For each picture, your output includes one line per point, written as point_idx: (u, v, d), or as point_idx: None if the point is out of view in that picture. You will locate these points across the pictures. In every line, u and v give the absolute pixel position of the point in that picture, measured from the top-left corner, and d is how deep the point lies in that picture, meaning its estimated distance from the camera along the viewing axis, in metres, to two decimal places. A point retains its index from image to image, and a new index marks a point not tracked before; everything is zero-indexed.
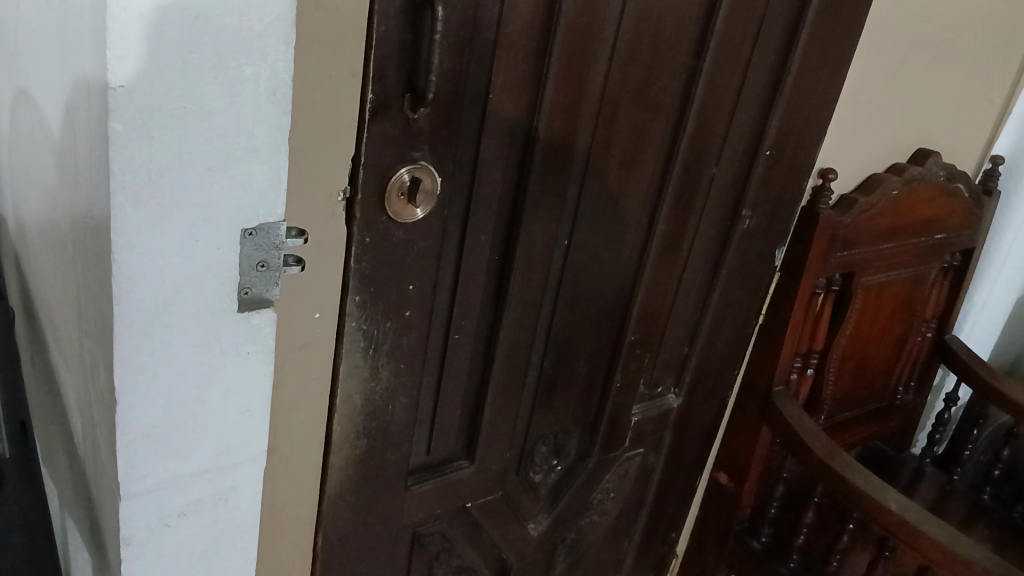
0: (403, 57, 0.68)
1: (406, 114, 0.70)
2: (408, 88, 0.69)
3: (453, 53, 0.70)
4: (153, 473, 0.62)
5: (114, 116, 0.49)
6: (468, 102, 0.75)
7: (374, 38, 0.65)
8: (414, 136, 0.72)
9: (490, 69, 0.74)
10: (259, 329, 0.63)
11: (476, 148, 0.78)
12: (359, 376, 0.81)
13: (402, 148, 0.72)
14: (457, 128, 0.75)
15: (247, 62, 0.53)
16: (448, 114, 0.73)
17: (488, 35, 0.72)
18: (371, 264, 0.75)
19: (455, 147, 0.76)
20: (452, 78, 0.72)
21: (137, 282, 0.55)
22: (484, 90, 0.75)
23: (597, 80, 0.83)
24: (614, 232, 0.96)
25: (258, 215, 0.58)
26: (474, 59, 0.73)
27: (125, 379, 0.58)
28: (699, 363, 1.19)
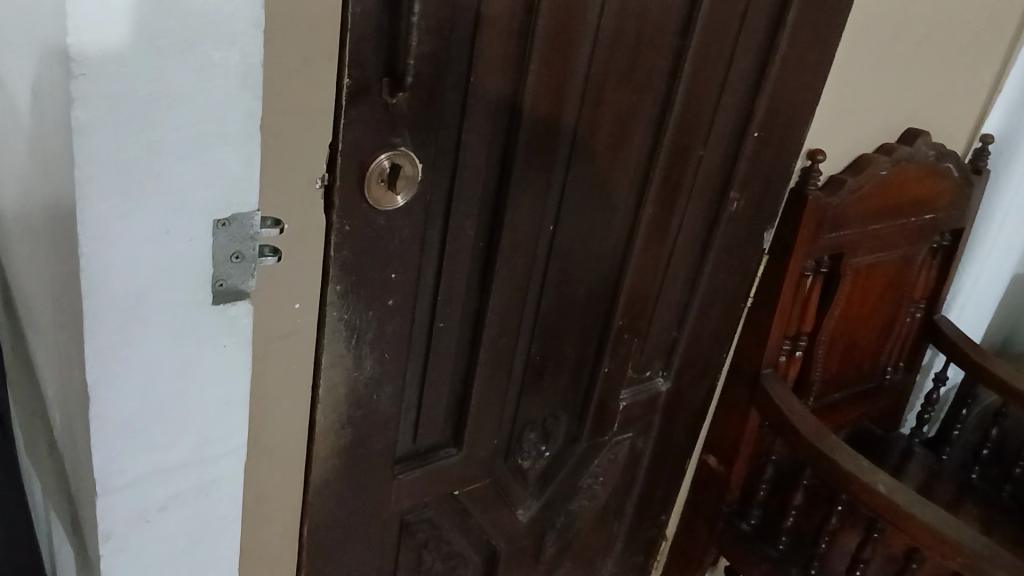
0: (381, 40, 0.66)
1: (385, 99, 0.69)
2: (387, 72, 0.68)
3: (433, 35, 0.68)
4: (132, 469, 0.61)
5: (78, 104, 0.47)
6: (449, 86, 0.73)
7: (349, 20, 0.64)
8: (394, 121, 0.70)
9: (472, 52, 0.72)
10: (236, 321, 0.61)
11: (458, 133, 0.76)
12: (343, 366, 0.79)
13: (382, 134, 0.70)
14: (438, 112, 0.73)
15: (216, 47, 0.51)
16: (429, 98, 0.72)
17: (467, 16, 0.70)
18: (353, 253, 0.74)
19: (437, 132, 0.75)
20: (432, 61, 0.70)
21: (107, 275, 0.53)
22: (465, 73, 0.73)
23: (582, 62, 0.82)
24: (602, 215, 0.95)
25: (232, 204, 0.57)
26: (455, 41, 0.71)
27: (98, 375, 0.56)
28: (689, 348, 1.18)
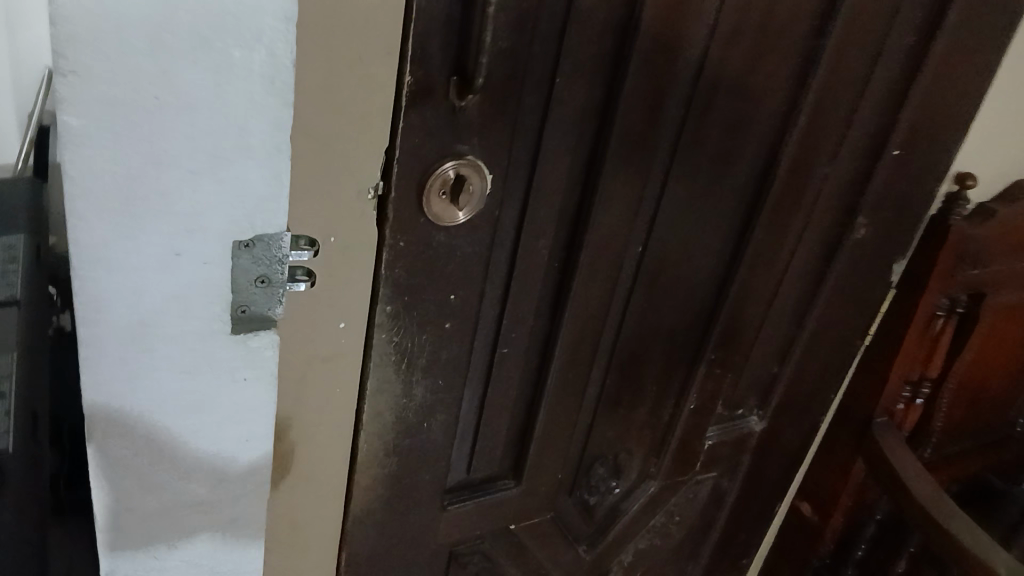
0: (449, 34, 0.56)
1: (452, 102, 0.59)
2: (455, 71, 0.58)
3: (512, 30, 0.58)
4: (138, 508, 0.55)
5: (68, 107, 0.40)
6: (528, 88, 0.62)
7: (412, 11, 0.54)
8: (462, 126, 0.61)
9: (558, 48, 0.62)
10: (259, 354, 0.54)
11: (537, 140, 0.66)
12: (391, 393, 0.71)
13: (446, 141, 0.61)
14: (514, 117, 0.63)
15: (236, 43, 0.42)
16: (505, 101, 0.62)
17: (555, 6, 0.59)
18: (406, 271, 0.65)
19: (512, 140, 0.64)
20: (510, 58, 0.59)
21: (107, 301, 0.46)
22: (549, 72, 0.63)
23: (690, 61, 0.70)
24: (700, 236, 0.83)
25: (256, 225, 0.49)
26: (539, 36, 0.60)
27: (97, 407, 0.50)
28: (791, 386, 1.05)
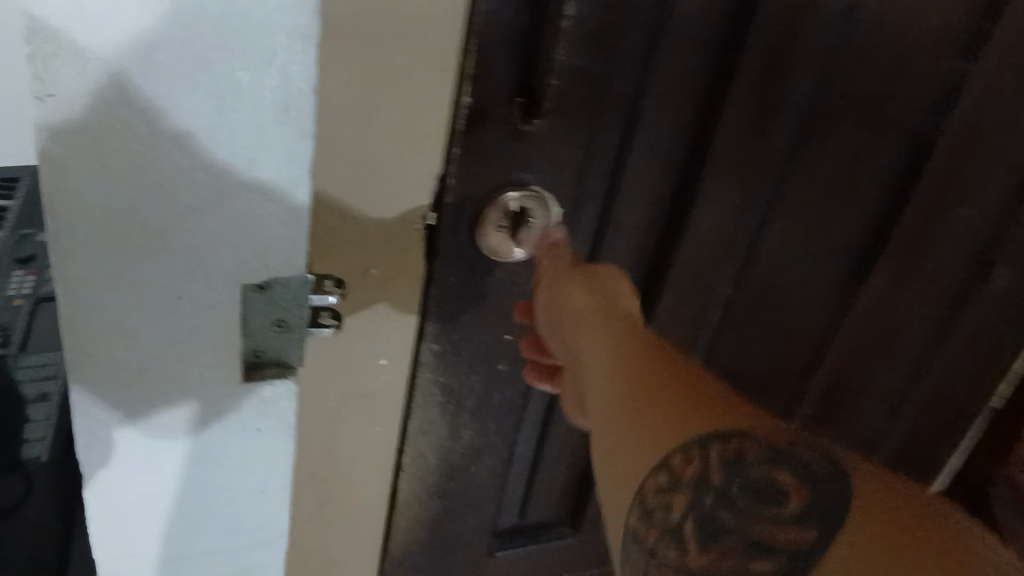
0: (516, 50, 0.50)
1: (516, 125, 0.53)
2: (521, 90, 0.52)
3: (590, 44, 0.51)
4: (141, 554, 0.51)
5: (47, 134, 0.35)
6: (607, 111, 0.56)
7: (473, 24, 0.47)
8: (527, 153, 0.54)
9: (647, 64, 0.55)
10: (274, 403, 0.48)
11: (618, 167, 0.60)
12: (434, 434, 0.66)
13: (508, 168, 0.55)
14: (591, 144, 0.57)
15: (242, 65, 0.36)
16: (578, 125, 0.55)
17: (645, 20, 0.53)
18: (456, 306, 0.60)
19: (589, 168, 0.58)
20: (588, 77, 0.53)
21: (101, 346, 0.42)
22: (635, 92, 0.56)
23: (808, 86, 0.60)
24: (807, 283, 0.73)
25: (268, 266, 0.43)
26: (623, 52, 0.53)
27: (92, 453, 0.45)
28: (917, 472, 0.87)
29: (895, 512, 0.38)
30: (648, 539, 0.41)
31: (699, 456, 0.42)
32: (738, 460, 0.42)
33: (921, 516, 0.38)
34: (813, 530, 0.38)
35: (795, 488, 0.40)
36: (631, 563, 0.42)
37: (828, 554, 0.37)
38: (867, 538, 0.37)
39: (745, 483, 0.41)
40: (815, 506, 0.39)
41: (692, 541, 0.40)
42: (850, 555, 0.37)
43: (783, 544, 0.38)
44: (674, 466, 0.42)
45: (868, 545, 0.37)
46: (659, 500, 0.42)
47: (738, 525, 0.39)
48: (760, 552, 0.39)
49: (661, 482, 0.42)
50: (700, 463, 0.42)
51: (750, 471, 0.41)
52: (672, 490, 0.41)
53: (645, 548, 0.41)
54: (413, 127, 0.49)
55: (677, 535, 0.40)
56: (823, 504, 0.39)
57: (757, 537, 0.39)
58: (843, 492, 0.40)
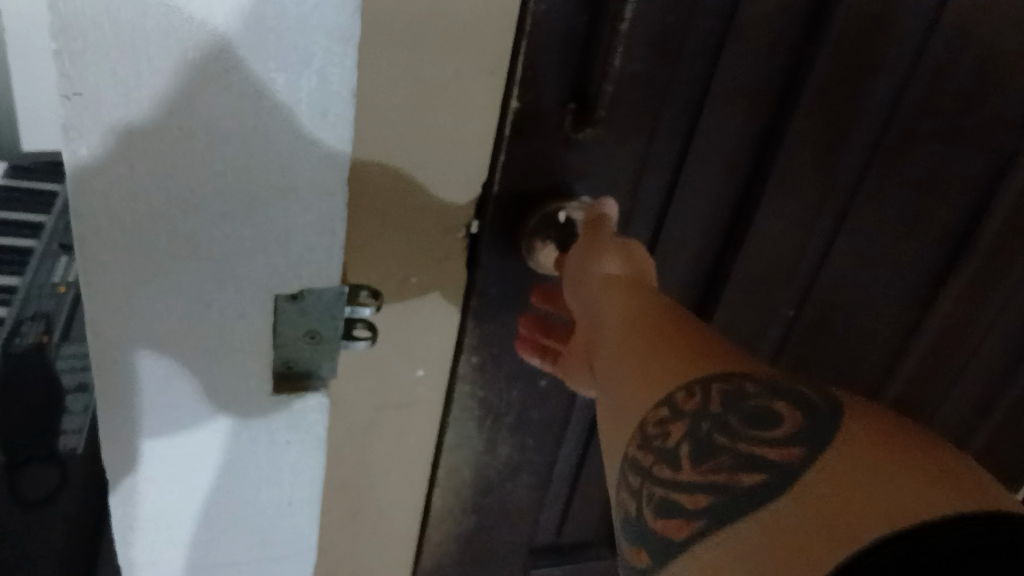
0: (571, 52, 0.47)
1: (567, 132, 0.50)
2: (573, 96, 0.49)
3: (649, 48, 0.48)
4: (166, 564, 0.49)
5: (74, 135, 0.33)
6: (665, 120, 0.53)
7: (526, 25, 0.44)
8: (577, 161, 0.52)
9: (708, 72, 0.52)
10: (303, 417, 0.47)
11: (673, 179, 0.57)
12: (471, 448, 0.64)
13: (557, 177, 0.52)
14: (645, 152, 0.54)
15: (278, 65, 0.33)
16: (632, 132, 0.52)
17: (708, 25, 0.50)
18: (497, 319, 0.57)
19: (642, 177, 0.55)
20: (646, 83, 0.50)
21: (128, 356, 0.40)
22: (696, 100, 0.53)
23: (884, 98, 0.57)
24: (867, 302, 0.70)
25: (301, 277, 0.41)
26: (684, 57, 0.50)
27: (116, 462, 0.44)
28: None
29: (896, 435, 0.33)
30: (643, 471, 0.37)
31: (701, 390, 0.38)
32: (738, 391, 0.37)
33: (925, 447, 0.33)
34: (801, 448, 0.33)
35: (791, 412, 0.35)
36: (623, 504, 0.38)
37: (818, 468, 0.32)
38: (856, 446, 0.32)
39: (741, 409, 0.36)
40: (809, 428, 0.34)
41: (682, 464, 0.36)
42: (835, 466, 0.32)
43: (769, 459, 0.33)
44: (675, 400, 0.38)
45: (857, 455, 0.32)
46: (658, 431, 0.38)
47: (727, 444, 0.35)
48: (745, 468, 0.34)
49: (662, 414, 0.38)
50: (700, 395, 0.38)
51: (747, 398, 0.36)
52: (670, 420, 0.38)
53: (639, 482, 0.37)
54: (460, 132, 0.47)
55: (668, 459, 0.36)
56: (817, 426, 0.34)
57: (744, 454, 0.34)
58: (842, 418, 0.34)
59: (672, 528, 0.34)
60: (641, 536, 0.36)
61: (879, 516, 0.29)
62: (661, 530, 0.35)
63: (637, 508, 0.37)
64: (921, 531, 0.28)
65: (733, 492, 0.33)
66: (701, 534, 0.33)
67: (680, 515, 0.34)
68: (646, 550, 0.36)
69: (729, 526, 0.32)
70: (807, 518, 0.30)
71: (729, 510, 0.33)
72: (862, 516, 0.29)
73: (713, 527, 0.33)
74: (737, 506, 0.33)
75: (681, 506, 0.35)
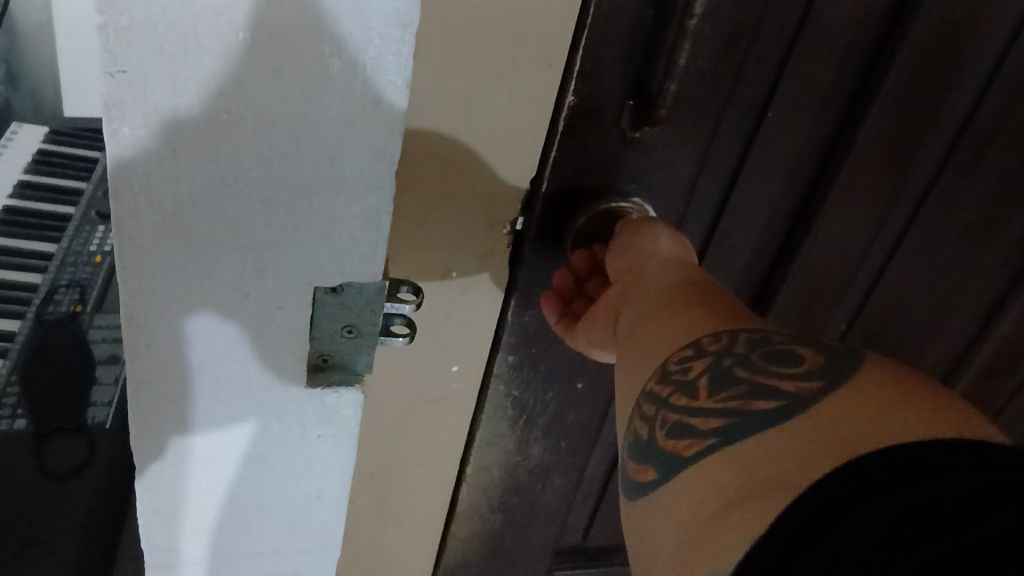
0: (635, 47, 0.44)
1: (623, 129, 0.48)
2: (633, 93, 0.47)
3: (718, 44, 0.46)
4: (189, 550, 0.49)
5: (117, 114, 0.31)
6: (726, 121, 0.50)
7: (588, 15, 0.42)
8: (633, 160, 0.50)
9: (776, 72, 0.49)
10: (336, 411, 0.45)
11: (729, 182, 0.54)
12: (502, 447, 0.62)
13: (612, 176, 0.50)
14: (704, 153, 0.51)
15: (331, 49, 0.32)
16: (691, 131, 0.50)
17: (780, 22, 0.47)
18: (538, 319, 0.55)
19: (699, 179, 0.53)
20: (710, 81, 0.48)
21: (161, 340, 0.39)
22: (761, 102, 0.51)
23: (958, 109, 0.54)
24: (922, 319, 0.67)
25: (343, 271, 0.39)
26: (751, 56, 0.48)
27: (145, 447, 0.43)
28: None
29: (907, 381, 0.32)
30: (660, 400, 0.36)
31: (728, 334, 0.37)
32: (764, 339, 0.36)
33: (940, 393, 0.32)
34: (818, 382, 0.33)
35: (811, 354, 0.35)
36: (637, 429, 0.37)
37: (831, 397, 0.32)
38: (867, 387, 0.32)
39: (765, 351, 0.35)
40: (829, 367, 0.34)
41: (700, 392, 0.35)
42: (846, 395, 0.31)
43: (786, 390, 0.33)
44: (700, 343, 0.38)
45: (873, 390, 0.31)
46: (679, 365, 0.37)
47: (746, 375, 0.34)
48: (761, 395, 0.33)
49: (685, 353, 0.38)
50: (726, 340, 0.37)
51: (772, 343, 0.36)
52: (692, 357, 0.37)
53: (654, 409, 0.36)
54: (512, 123, 0.45)
55: (686, 389, 0.36)
56: (838, 366, 0.33)
57: (761, 384, 0.33)
58: (862, 361, 0.34)
59: (682, 446, 0.34)
60: (649, 455, 0.35)
61: (868, 440, 0.28)
62: (671, 448, 0.34)
63: (648, 432, 0.36)
64: (908, 447, 0.27)
65: (745, 414, 0.32)
66: (710, 448, 0.32)
67: (693, 434, 0.34)
68: (653, 465, 0.35)
69: (736, 442, 0.32)
70: (790, 442, 0.30)
71: (740, 428, 0.32)
72: (861, 438, 0.29)
73: (721, 444, 0.32)
74: (749, 426, 0.32)
75: (694, 427, 0.34)
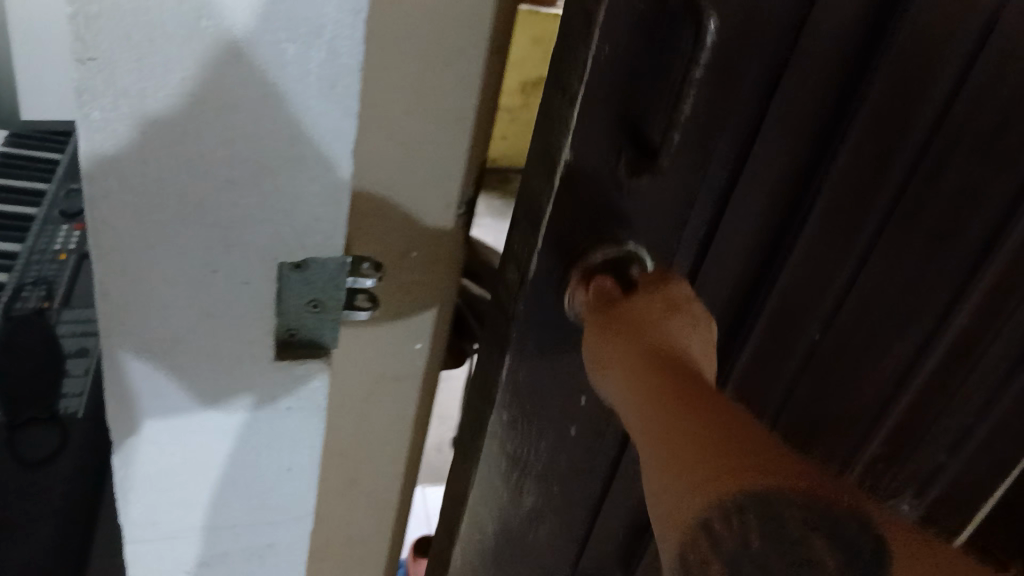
0: (632, 90, 0.47)
1: (621, 175, 0.50)
2: (631, 141, 0.49)
3: (712, 89, 0.49)
4: (166, 522, 0.51)
5: (89, 98, 0.33)
6: (715, 160, 0.53)
7: (587, 65, 0.46)
8: (628, 206, 0.52)
9: (763, 106, 0.51)
10: (304, 384, 0.48)
11: (716, 213, 0.56)
12: (497, 496, 0.67)
13: (604, 219, 0.51)
14: (693, 194, 0.54)
15: (289, 35, 0.34)
16: (683, 175, 0.52)
17: (768, 56, 0.49)
18: (531, 375, 0.59)
19: (687, 220, 0.55)
20: (702, 123, 0.50)
21: (132, 317, 0.41)
22: (749, 139, 0.53)
23: (929, 115, 0.54)
24: (891, 328, 0.67)
25: (306, 246, 0.41)
26: (741, 95, 0.50)
27: (121, 422, 0.45)
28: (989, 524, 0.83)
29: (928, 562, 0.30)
30: None
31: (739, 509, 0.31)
32: (779, 517, 0.31)
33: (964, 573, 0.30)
34: None
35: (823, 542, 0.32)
36: None
37: None
38: None
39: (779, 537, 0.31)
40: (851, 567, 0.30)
41: None
42: None
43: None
44: (713, 521, 0.31)
45: None
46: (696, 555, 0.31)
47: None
48: None
49: (698, 537, 0.31)
50: (741, 521, 0.31)
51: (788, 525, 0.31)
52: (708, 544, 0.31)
53: None
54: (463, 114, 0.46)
55: None
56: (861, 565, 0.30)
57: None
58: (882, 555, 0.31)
59: None
60: None
61: None
62: None
63: None
64: None
65: None
66: None
67: None
68: None
69: None
70: None
71: None
72: None
73: None
74: None
75: None
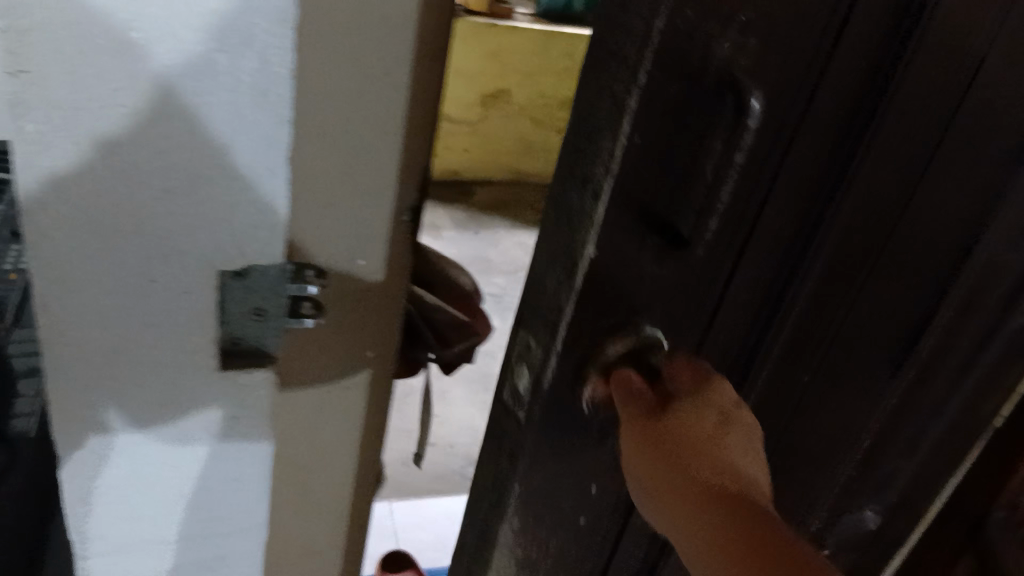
0: (660, 169, 0.41)
1: (638, 254, 0.44)
2: (656, 224, 0.43)
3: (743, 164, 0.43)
4: (114, 537, 0.51)
5: (22, 110, 0.34)
6: (731, 232, 0.47)
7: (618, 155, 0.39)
8: (641, 286, 0.45)
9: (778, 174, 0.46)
10: (250, 393, 0.48)
11: (724, 290, 0.50)
12: None
13: (624, 304, 0.46)
14: (712, 269, 0.48)
15: (218, 46, 0.35)
16: (708, 251, 0.46)
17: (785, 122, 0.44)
18: (544, 483, 0.52)
19: (697, 299, 0.49)
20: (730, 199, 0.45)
21: (72, 326, 0.41)
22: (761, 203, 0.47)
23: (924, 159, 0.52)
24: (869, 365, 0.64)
25: (246, 254, 0.42)
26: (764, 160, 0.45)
27: (66, 437, 0.46)
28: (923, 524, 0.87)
29: None
30: None
31: None
32: None
33: None
34: None
35: None
36: None
37: None
38: None
39: None
40: None
41: None
42: None
43: None
44: None
45: None
46: None
47: None
48: None
49: None
50: None
51: None
52: None
53: None
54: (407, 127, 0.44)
55: None
56: None
57: None
58: None
59: None
60: None
61: None
62: None
63: None
64: None
65: None
66: None
67: None
68: None
69: None
70: None
71: None
72: None
73: None
74: None
75: None
